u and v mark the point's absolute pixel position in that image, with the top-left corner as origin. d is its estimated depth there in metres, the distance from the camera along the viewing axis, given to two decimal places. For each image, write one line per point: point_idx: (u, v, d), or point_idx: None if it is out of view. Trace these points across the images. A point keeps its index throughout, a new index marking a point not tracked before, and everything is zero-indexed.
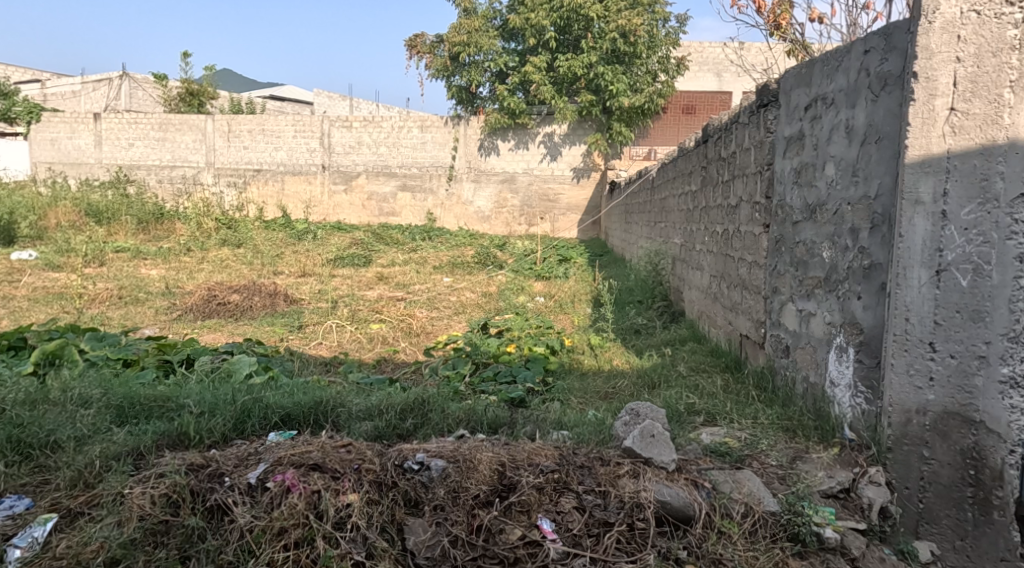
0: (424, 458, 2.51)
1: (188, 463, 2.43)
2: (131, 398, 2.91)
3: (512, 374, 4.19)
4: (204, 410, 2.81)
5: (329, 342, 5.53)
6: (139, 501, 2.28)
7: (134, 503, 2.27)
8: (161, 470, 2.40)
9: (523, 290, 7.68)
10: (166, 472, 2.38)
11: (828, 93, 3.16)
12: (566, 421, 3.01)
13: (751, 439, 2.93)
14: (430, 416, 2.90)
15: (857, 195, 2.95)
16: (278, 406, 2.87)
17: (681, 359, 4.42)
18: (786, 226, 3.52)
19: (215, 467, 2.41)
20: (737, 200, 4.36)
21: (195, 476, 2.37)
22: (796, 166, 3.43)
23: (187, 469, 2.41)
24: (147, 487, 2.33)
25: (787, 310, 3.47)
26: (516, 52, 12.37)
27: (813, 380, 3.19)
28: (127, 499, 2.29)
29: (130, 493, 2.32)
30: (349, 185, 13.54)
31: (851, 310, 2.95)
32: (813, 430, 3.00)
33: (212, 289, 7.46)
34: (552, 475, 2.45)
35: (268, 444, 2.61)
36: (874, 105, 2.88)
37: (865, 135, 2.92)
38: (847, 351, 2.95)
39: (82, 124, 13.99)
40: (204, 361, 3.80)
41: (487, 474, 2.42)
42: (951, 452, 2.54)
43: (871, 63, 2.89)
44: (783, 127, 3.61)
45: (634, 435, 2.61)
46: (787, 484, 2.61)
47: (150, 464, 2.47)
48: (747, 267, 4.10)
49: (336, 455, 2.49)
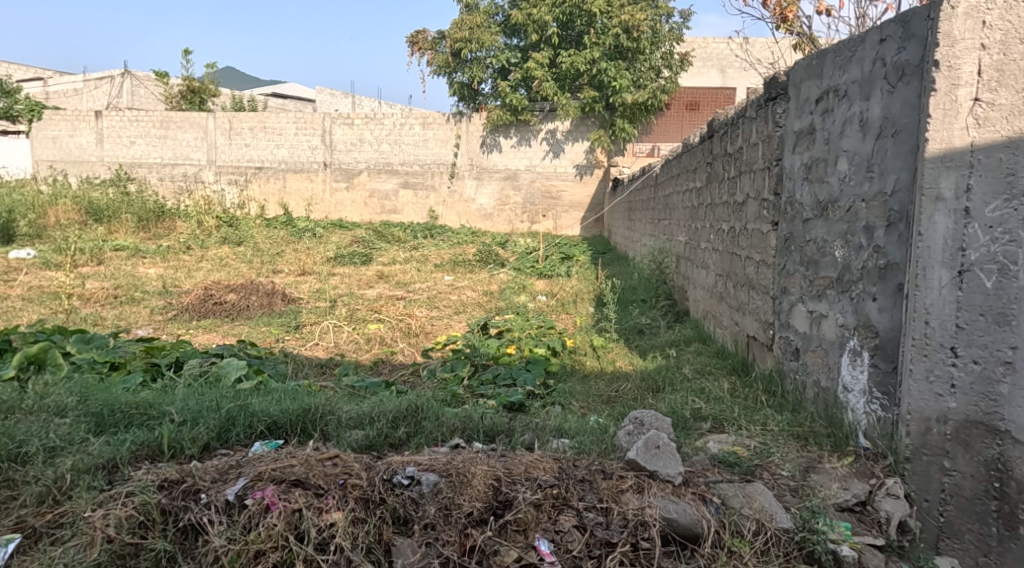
0: (415, 472, 2.37)
1: (161, 478, 2.30)
2: (111, 406, 2.77)
3: (512, 377, 4.06)
4: (186, 418, 2.68)
5: (326, 343, 5.40)
6: (103, 522, 2.16)
7: (97, 524, 2.15)
8: (133, 487, 2.27)
9: (524, 289, 7.55)
10: (134, 491, 2.25)
11: (841, 85, 3.02)
12: (567, 428, 2.87)
13: (761, 447, 2.79)
14: (423, 424, 2.77)
15: (872, 191, 2.82)
16: (265, 413, 2.73)
17: (685, 361, 4.28)
18: (795, 224, 3.38)
19: (190, 483, 2.28)
20: (744, 196, 4.22)
21: (168, 493, 2.24)
22: (806, 161, 3.29)
23: (159, 486, 2.28)
24: (113, 507, 2.20)
25: (797, 311, 3.33)
26: (519, 48, 12.25)
27: (825, 384, 3.06)
28: (90, 521, 2.18)
29: (95, 513, 2.19)
30: (351, 183, 13.41)
31: (866, 312, 2.82)
32: (826, 438, 2.87)
33: (210, 288, 7.33)
34: (550, 490, 2.31)
35: (250, 456, 2.48)
36: (891, 97, 2.75)
37: (880, 128, 2.79)
38: (862, 355, 2.83)
39: (83, 122, 13.88)
40: (192, 365, 3.66)
41: (481, 490, 2.29)
42: (974, 463, 2.40)
43: (887, 53, 2.76)
44: (793, 121, 3.46)
45: (638, 445, 2.46)
46: (799, 497, 2.47)
47: (123, 479, 2.34)
48: (754, 267, 3.95)
49: (322, 468, 2.36)
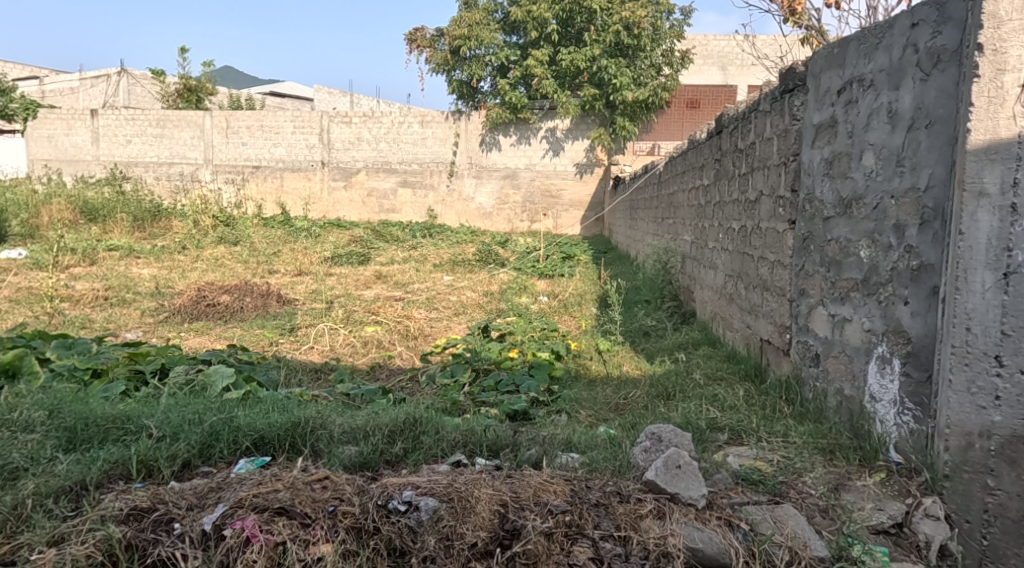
0: (413, 496, 2.18)
1: (131, 506, 2.12)
2: (86, 419, 2.57)
3: (514, 384, 3.86)
4: (166, 434, 2.48)
5: (320, 347, 5.21)
6: (57, 559, 1.96)
7: (49, 562, 1.95)
8: (100, 513, 2.09)
9: (525, 290, 7.34)
10: (96, 524, 2.05)
11: (866, 74, 2.82)
12: (577, 441, 2.68)
13: (784, 462, 2.60)
14: (422, 439, 2.57)
15: (903, 186, 2.63)
16: (251, 427, 2.53)
17: (694, 365, 4.08)
18: (814, 222, 3.17)
19: (163, 512, 2.11)
20: (758, 193, 4.01)
21: (135, 525, 2.07)
22: (826, 156, 3.07)
23: (127, 516, 2.10)
24: (73, 539, 2.01)
25: (817, 315, 3.13)
26: (518, 46, 12.04)
27: (849, 393, 2.87)
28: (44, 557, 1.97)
29: (52, 547, 2.00)
30: (349, 182, 13.21)
31: (896, 317, 2.64)
32: (852, 451, 2.67)
33: (204, 289, 7.13)
34: (562, 517, 2.12)
35: (233, 476, 2.29)
36: (925, 86, 2.57)
37: (911, 119, 2.61)
38: (892, 362, 2.65)
39: (79, 121, 13.67)
40: (178, 373, 3.46)
41: (486, 517, 2.10)
42: (1021, 483, 2.23)
43: (920, 39, 2.57)
44: (812, 114, 3.24)
45: (657, 466, 2.27)
46: (831, 519, 2.28)
47: (90, 504, 2.16)
48: (769, 268, 3.75)
49: (311, 493, 2.17)
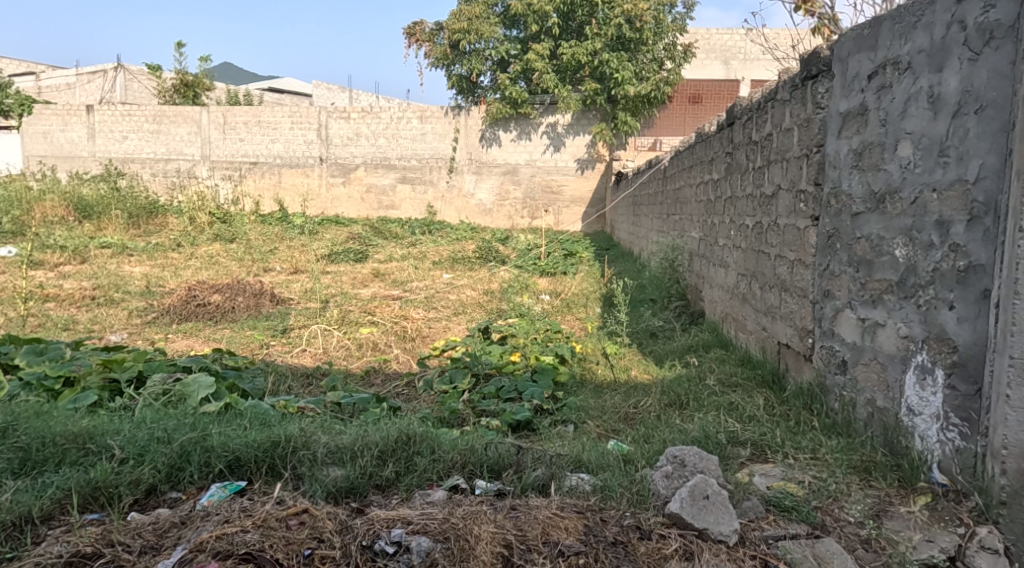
0: (402, 535, 1.95)
1: (72, 552, 1.88)
2: (43, 437, 2.32)
3: (517, 391, 3.59)
4: (130, 456, 2.25)
5: (313, 350, 4.95)
6: None
7: None
8: (36, 560, 1.85)
9: (526, 288, 7.08)
10: None
11: (902, 56, 2.57)
12: (588, 460, 2.45)
13: (817, 483, 2.38)
14: (415, 460, 2.32)
15: (948, 178, 2.38)
16: (225, 447, 2.29)
17: (707, 370, 3.84)
18: (841, 218, 2.89)
19: (111, 557, 1.88)
20: (775, 187, 3.74)
21: None
22: (856, 147, 2.80)
23: (70, 561, 1.86)
24: None
25: (844, 318, 2.86)
26: (518, 40, 11.70)
27: (882, 404, 2.63)
28: None
29: None
30: (348, 178, 12.94)
31: (940, 323, 2.39)
32: (890, 470, 2.43)
33: (195, 288, 6.86)
34: (575, 561, 1.92)
35: (199, 509, 2.06)
36: (974, 66, 2.32)
37: (957, 104, 2.36)
38: (932, 374, 2.41)
39: (74, 117, 13.42)
40: (155, 382, 3.20)
41: (487, 561, 1.87)
42: None
43: (969, 14, 2.32)
44: (836, 101, 2.95)
45: (682, 496, 2.08)
46: (874, 553, 2.12)
47: (28, 547, 1.92)
48: (787, 267, 3.49)
49: (285, 533, 1.95)
